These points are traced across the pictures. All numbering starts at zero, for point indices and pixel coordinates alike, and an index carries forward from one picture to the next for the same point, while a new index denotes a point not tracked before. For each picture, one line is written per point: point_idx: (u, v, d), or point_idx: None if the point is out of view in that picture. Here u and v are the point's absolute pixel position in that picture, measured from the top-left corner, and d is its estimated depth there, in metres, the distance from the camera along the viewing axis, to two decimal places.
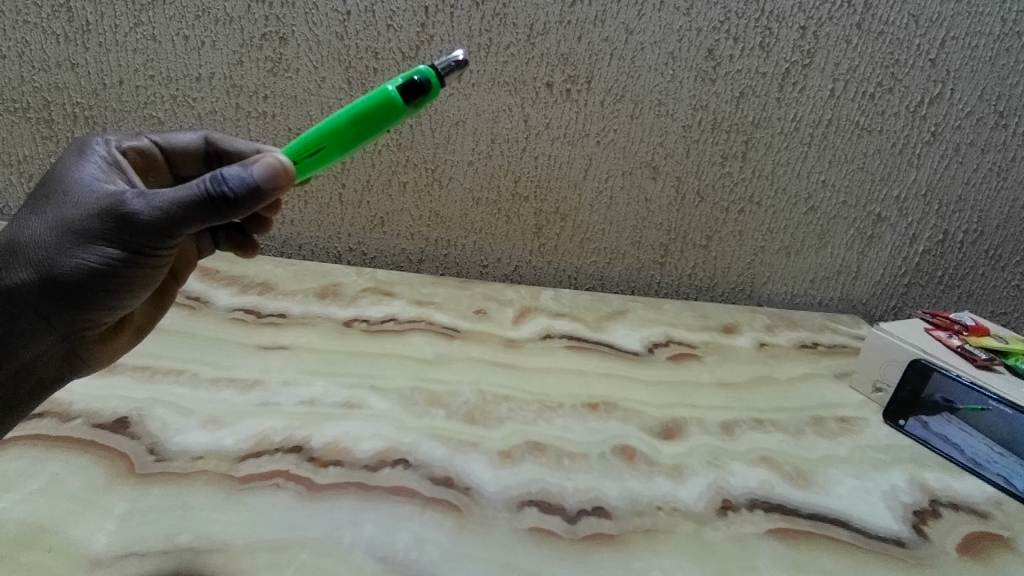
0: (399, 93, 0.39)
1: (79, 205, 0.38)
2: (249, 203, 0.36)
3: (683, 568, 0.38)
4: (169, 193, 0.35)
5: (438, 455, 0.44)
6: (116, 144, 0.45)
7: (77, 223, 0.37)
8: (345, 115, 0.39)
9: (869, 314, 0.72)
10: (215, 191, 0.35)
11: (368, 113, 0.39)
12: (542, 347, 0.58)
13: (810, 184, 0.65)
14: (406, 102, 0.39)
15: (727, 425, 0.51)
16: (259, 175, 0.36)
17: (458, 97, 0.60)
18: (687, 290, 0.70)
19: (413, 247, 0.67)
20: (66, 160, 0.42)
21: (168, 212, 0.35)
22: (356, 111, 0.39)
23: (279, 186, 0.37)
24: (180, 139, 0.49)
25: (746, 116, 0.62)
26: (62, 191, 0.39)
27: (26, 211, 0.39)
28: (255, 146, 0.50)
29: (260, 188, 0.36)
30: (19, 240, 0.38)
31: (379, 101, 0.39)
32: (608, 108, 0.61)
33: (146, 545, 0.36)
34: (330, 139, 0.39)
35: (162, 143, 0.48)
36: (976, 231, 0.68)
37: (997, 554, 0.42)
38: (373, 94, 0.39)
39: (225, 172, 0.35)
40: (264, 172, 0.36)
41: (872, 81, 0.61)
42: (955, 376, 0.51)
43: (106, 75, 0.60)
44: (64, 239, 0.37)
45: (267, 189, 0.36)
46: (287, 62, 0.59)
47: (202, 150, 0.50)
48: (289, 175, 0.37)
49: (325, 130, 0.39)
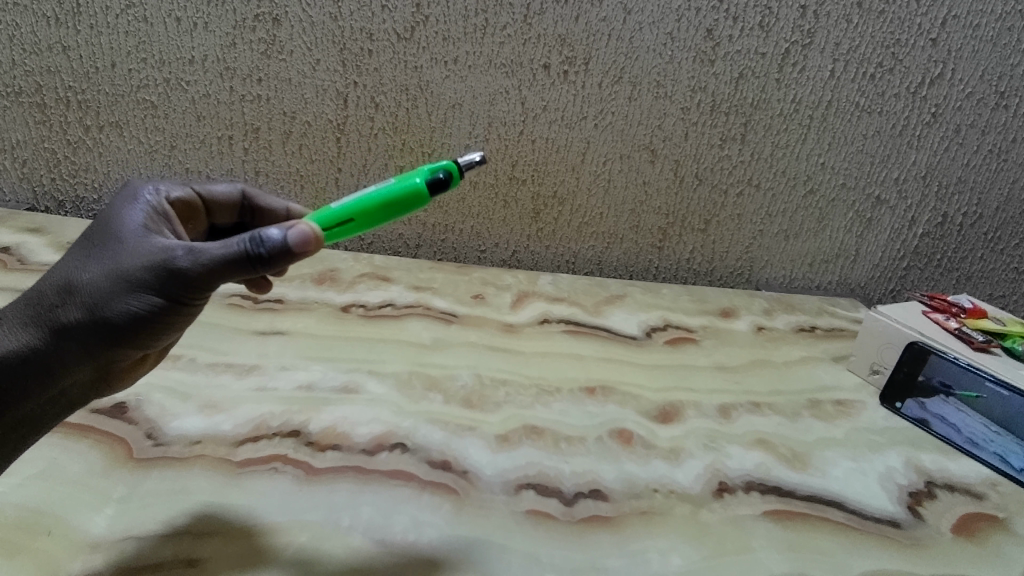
0: (429, 186, 0.39)
1: (131, 253, 0.36)
2: (281, 262, 0.35)
3: (680, 549, 0.38)
4: (212, 247, 0.34)
5: (436, 439, 0.44)
6: (164, 192, 0.43)
7: (125, 269, 0.35)
8: (380, 199, 0.38)
9: (867, 297, 0.73)
10: (257, 248, 0.34)
11: (399, 199, 0.39)
12: (540, 332, 0.58)
13: (809, 167, 0.65)
14: (431, 193, 0.39)
15: (723, 408, 0.51)
16: (292, 238, 0.34)
17: (454, 80, 0.60)
18: (685, 275, 0.70)
19: (410, 232, 0.67)
20: (114, 207, 0.41)
21: (212, 267, 0.34)
22: (388, 196, 0.38)
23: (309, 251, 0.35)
24: (219, 189, 0.49)
25: (745, 97, 0.61)
26: (114, 239, 0.38)
27: (74, 253, 0.38)
28: (286, 204, 0.51)
29: (292, 250, 0.34)
30: (68, 283, 0.36)
31: (411, 193, 0.39)
32: (605, 89, 0.60)
33: (145, 528, 0.36)
34: (359, 217, 0.38)
35: (204, 194, 0.48)
36: (975, 213, 0.68)
37: (990, 534, 0.43)
38: (403, 183, 0.39)
39: (268, 231, 0.34)
40: (297, 236, 0.34)
41: (873, 62, 0.60)
42: (953, 358, 0.51)
43: (97, 58, 0.59)
44: (107, 283, 0.35)
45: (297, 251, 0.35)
46: (281, 44, 0.58)
47: (237, 201, 0.50)
48: (319, 241, 0.35)
49: (359, 206, 0.38)
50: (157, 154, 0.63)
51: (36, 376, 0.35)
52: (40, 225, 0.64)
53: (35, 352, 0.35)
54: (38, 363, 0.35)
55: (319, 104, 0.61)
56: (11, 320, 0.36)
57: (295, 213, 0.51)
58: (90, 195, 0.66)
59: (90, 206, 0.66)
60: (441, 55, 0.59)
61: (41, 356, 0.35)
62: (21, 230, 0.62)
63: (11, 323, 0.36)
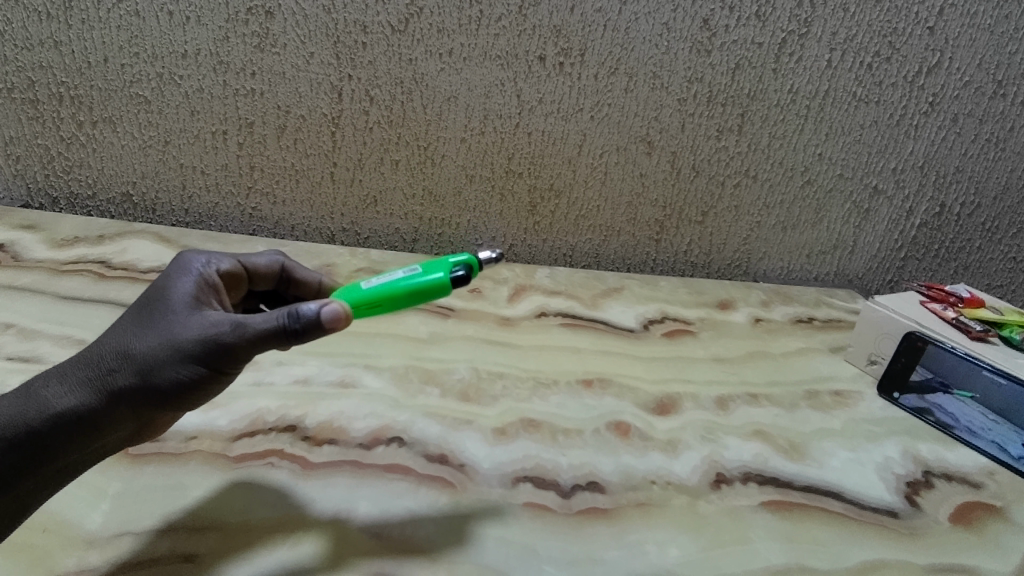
0: (453, 280, 0.39)
1: (186, 323, 0.34)
2: (312, 336, 0.33)
3: (678, 541, 0.38)
4: (253, 318, 0.33)
5: (433, 433, 0.44)
6: (214, 263, 0.40)
7: (174, 338, 0.33)
8: (405, 290, 0.38)
9: (865, 288, 0.72)
10: (293, 322, 0.32)
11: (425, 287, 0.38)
12: (537, 325, 0.58)
13: (807, 158, 0.64)
14: (456, 284, 0.39)
15: (721, 400, 0.51)
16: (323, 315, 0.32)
17: (449, 72, 0.59)
18: (683, 267, 0.70)
19: (406, 226, 0.67)
20: (164, 276, 0.37)
21: (254, 339, 0.32)
22: (415, 286, 0.38)
23: (337, 327, 0.33)
24: (261, 258, 0.44)
25: (741, 88, 0.61)
26: (165, 310, 0.35)
27: (121, 321, 0.35)
28: (320, 276, 0.46)
29: (323, 324, 0.33)
30: (119, 348, 0.33)
31: (436, 287, 0.38)
32: (601, 81, 0.60)
33: (140, 524, 0.36)
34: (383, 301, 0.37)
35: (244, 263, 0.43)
36: (973, 203, 0.68)
37: (989, 523, 0.42)
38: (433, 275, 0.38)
39: (304, 304, 0.33)
40: (327, 311, 0.32)
41: (870, 51, 0.60)
42: (949, 348, 0.50)
43: (90, 53, 0.59)
44: (157, 350, 0.33)
45: (327, 326, 0.33)
46: (274, 37, 0.58)
47: (278, 272, 0.45)
48: (349, 318, 0.34)
49: (386, 292, 0.37)
50: (151, 150, 0.63)
51: (81, 436, 0.32)
52: (34, 221, 0.64)
53: (84, 416, 0.32)
54: (87, 426, 0.32)
55: (313, 97, 0.60)
56: (58, 381, 0.33)
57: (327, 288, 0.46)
58: (85, 191, 0.65)
59: (85, 202, 0.66)
60: (435, 48, 0.58)
61: (89, 419, 0.32)
62: (15, 226, 0.62)
63: (58, 384, 0.33)
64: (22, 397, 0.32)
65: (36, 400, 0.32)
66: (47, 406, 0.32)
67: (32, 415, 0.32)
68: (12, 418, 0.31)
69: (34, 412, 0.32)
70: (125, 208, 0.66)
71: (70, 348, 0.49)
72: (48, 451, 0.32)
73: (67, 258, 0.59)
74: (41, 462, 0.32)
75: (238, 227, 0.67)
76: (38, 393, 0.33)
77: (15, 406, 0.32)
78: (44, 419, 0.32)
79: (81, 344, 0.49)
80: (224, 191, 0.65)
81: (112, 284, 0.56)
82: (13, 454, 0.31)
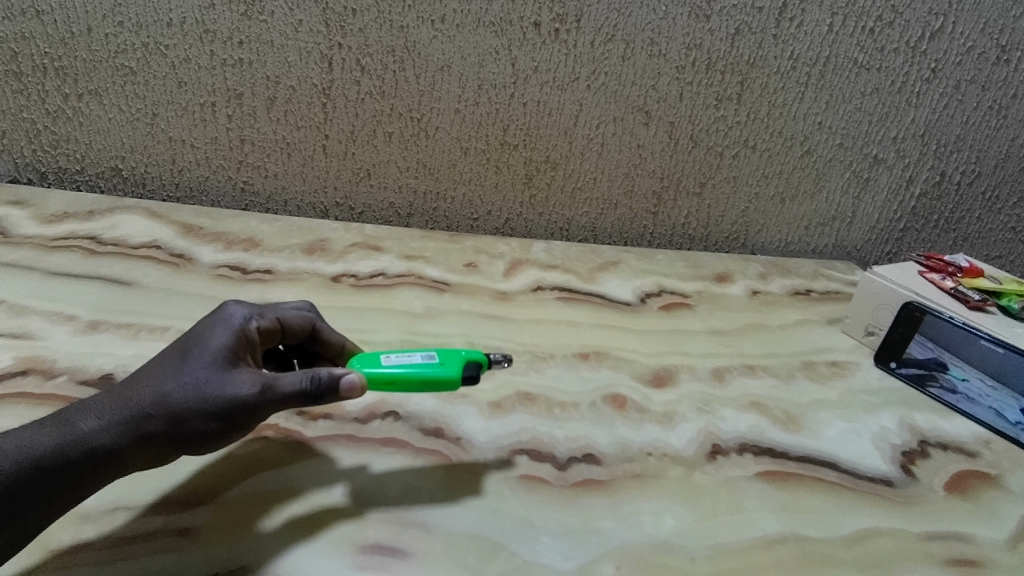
0: (463, 377, 0.39)
1: (221, 377, 0.33)
2: (328, 399, 0.34)
3: (673, 511, 0.38)
4: (281, 378, 0.33)
5: (428, 407, 0.44)
6: (256, 318, 0.38)
7: (206, 394, 0.32)
8: (417, 377, 0.38)
9: (863, 259, 0.72)
10: (314, 386, 0.33)
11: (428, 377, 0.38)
12: (533, 299, 0.57)
13: (807, 126, 0.63)
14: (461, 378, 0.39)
15: (718, 372, 0.51)
16: (340, 382, 0.33)
17: (442, 40, 0.58)
18: (680, 240, 0.69)
19: (401, 200, 0.66)
20: (204, 325, 0.37)
21: (276, 400, 0.33)
22: (418, 376, 0.38)
23: (353, 395, 0.34)
24: (297, 314, 0.42)
25: (740, 55, 0.59)
26: (195, 359, 0.34)
27: (157, 364, 0.34)
28: (346, 339, 0.44)
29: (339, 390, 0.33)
30: (156, 393, 0.33)
31: (445, 381, 0.38)
32: (598, 48, 0.58)
33: (136, 499, 0.35)
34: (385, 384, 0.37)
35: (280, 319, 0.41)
36: (974, 171, 0.67)
37: (983, 491, 0.43)
38: (440, 369, 0.38)
39: (326, 370, 0.34)
40: (347, 379, 0.33)
41: (872, 15, 0.58)
42: (947, 318, 0.50)
43: (73, 22, 0.57)
44: (191, 402, 0.32)
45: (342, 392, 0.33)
46: (261, 4, 0.56)
47: (309, 329, 0.42)
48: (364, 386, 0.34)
49: (392, 377, 0.37)
50: (140, 123, 0.62)
51: (100, 465, 0.31)
52: (23, 196, 0.62)
53: (114, 453, 0.32)
54: (109, 458, 0.32)
55: (303, 67, 0.59)
56: (96, 415, 0.32)
57: (349, 350, 0.44)
58: (73, 166, 0.64)
59: (73, 177, 0.65)
60: (427, 14, 0.57)
61: (116, 458, 0.32)
62: (4, 201, 0.61)
63: (95, 418, 0.32)
64: (56, 426, 0.32)
65: (71, 432, 0.31)
66: (82, 441, 0.31)
67: (67, 447, 0.31)
68: (47, 450, 0.30)
69: (69, 444, 0.31)
70: (115, 183, 0.65)
71: (61, 324, 0.48)
72: (68, 478, 0.31)
73: (57, 235, 0.58)
74: (61, 488, 0.30)
75: (230, 201, 0.66)
76: (74, 424, 0.32)
77: (50, 437, 0.31)
78: (76, 452, 0.31)
79: (73, 320, 0.49)
80: (214, 165, 0.64)
81: (103, 260, 0.55)
82: (42, 483, 0.30)
